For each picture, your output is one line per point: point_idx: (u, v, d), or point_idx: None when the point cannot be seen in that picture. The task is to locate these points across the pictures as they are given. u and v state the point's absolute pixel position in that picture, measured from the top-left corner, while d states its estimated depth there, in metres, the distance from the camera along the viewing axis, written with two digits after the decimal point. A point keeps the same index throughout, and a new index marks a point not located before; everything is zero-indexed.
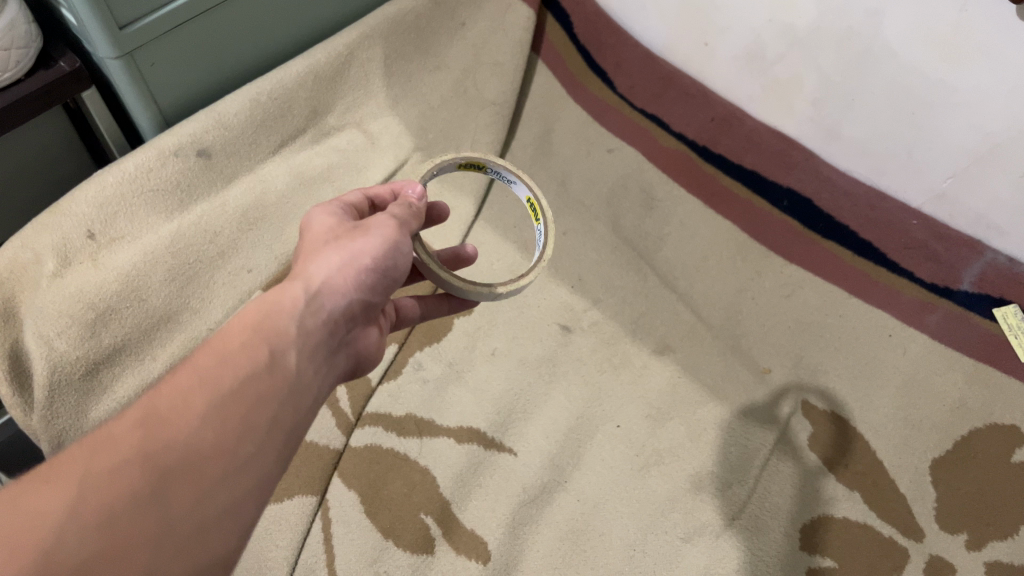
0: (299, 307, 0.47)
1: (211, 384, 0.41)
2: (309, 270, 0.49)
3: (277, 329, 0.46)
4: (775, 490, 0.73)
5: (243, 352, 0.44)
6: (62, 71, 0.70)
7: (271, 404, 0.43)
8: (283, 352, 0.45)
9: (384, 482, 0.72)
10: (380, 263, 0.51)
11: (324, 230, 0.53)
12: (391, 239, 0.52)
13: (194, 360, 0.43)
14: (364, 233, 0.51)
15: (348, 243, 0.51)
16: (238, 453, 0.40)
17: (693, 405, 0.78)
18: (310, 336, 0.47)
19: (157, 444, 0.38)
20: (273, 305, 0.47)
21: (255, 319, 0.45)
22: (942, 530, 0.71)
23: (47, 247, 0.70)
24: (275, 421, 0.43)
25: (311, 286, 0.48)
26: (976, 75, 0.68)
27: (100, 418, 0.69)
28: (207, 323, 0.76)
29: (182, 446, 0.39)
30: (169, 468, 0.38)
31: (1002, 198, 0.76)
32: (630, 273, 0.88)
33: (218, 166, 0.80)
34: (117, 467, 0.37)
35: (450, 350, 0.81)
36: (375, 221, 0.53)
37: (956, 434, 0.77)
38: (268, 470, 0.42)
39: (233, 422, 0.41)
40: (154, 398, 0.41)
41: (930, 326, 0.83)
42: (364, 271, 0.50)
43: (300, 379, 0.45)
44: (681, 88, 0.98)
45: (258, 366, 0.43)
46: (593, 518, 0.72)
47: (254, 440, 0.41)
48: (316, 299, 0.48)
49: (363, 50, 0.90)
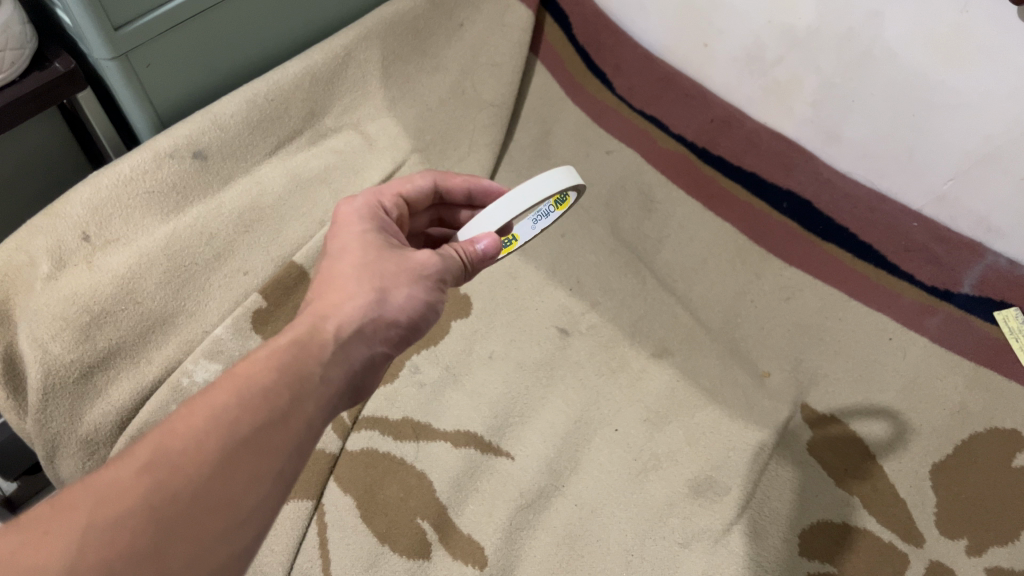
0: (327, 353, 0.48)
1: (225, 429, 0.41)
2: (345, 312, 0.50)
3: (303, 376, 0.46)
4: (774, 495, 0.72)
5: (263, 396, 0.43)
6: (56, 72, 0.70)
7: (281, 454, 0.42)
8: (303, 401, 0.45)
9: (381, 486, 0.71)
10: (410, 321, 0.54)
11: (362, 261, 0.54)
12: (426, 299, 0.55)
13: (212, 396, 0.42)
14: (406, 286, 0.54)
15: (389, 294, 0.53)
16: (241, 507, 0.40)
17: (692, 408, 0.78)
18: (331, 386, 0.47)
19: (164, 494, 0.38)
20: (304, 345, 0.47)
21: (284, 363, 0.45)
22: (942, 535, 0.70)
23: (42, 249, 0.70)
24: (282, 472, 0.42)
25: (343, 331, 0.49)
26: (977, 77, 0.68)
27: (94, 423, 0.67)
28: (201, 326, 0.74)
29: (189, 496, 0.38)
30: (173, 520, 0.37)
31: (1003, 199, 0.75)
32: (628, 275, 0.88)
33: (215, 168, 0.80)
34: (122, 517, 0.36)
35: (447, 354, 0.81)
36: (420, 273, 0.55)
37: (956, 439, 0.75)
38: (267, 522, 0.41)
39: (242, 473, 0.40)
40: (167, 437, 0.40)
41: (930, 329, 0.82)
42: (393, 326, 0.53)
43: (309, 429, 0.45)
44: (680, 89, 0.97)
45: (274, 414, 0.43)
46: (590, 523, 0.71)
47: (259, 493, 0.41)
48: (344, 348, 0.49)
49: (360, 51, 0.90)
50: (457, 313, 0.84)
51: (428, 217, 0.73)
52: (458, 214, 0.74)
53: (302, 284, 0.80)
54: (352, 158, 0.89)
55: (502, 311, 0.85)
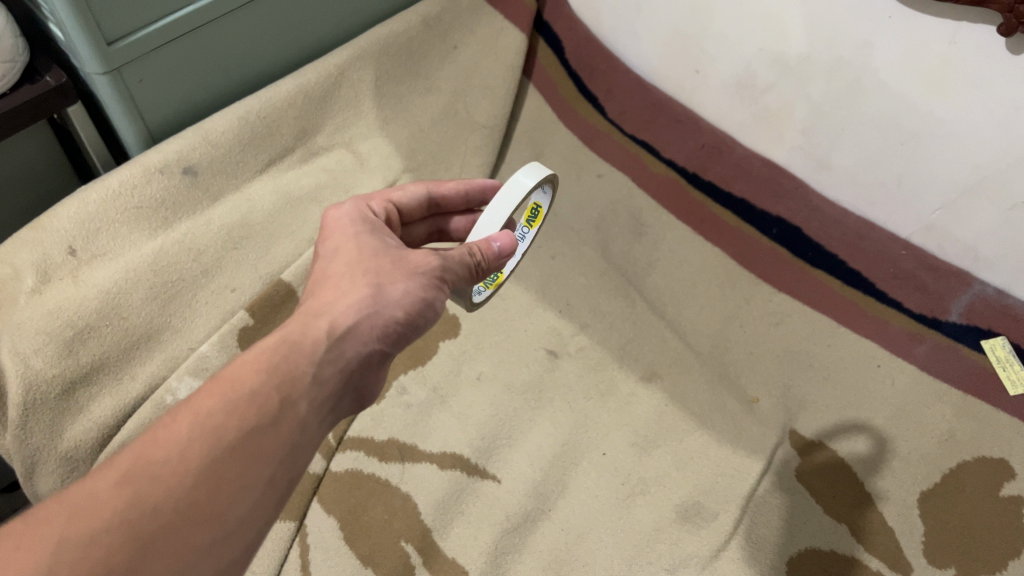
0: (319, 351, 0.48)
1: (211, 436, 0.41)
2: (336, 309, 0.50)
3: (292, 377, 0.46)
4: (762, 522, 0.72)
5: (252, 401, 0.43)
6: (48, 85, 0.69)
7: (273, 458, 0.43)
8: (294, 402, 0.45)
9: (365, 508, 0.71)
10: (409, 318, 0.52)
11: (355, 257, 0.53)
12: (426, 295, 0.53)
13: (198, 402, 0.43)
14: (405, 281, 0.53)
15: (385, 288, 0.52)
16: (229, 517, 0.40)
17: (680, 433, 0.77)
18: (324, 385, 0.47)
19: (140, 509, 0.38)
20: (294, 343, 0.47)
21: (272, 362, 0.46)
22: (930, 563, 0.69)
23: (27, 262, 0.69)
24: (271, 481, 0.42)
25: (337, 327, 0.49)
26: (964, 107, 0.69)
27: (75, 440, 0.66)
28: (187, 343, 0.73)
29: (170, 509, 0.38)
30: (148, 536, 0.37)
31: (989, 229, 0.75)
32: (618, 298, 0.88)
33: (205, 185, 0.80)
34: (95, 534, 0.36)
35: (435, 375, 0.80)
36: (419, 269, 0.54)
37: (945, 467, 0.75)
38: (260, 530, 0.41)
39: (228, 483, 0.40)
40: (149, 446, 0.40)
41: (919, 357, 0.82)
42: (393, 323, 0.51)
43: (302, 435, 0.45)
44: (670, 115, 0.98)
45: (264, 417, 0.43)
46: (577, 548, 0.70)
47: (246, 502, 0.40)
48: (338, 345, 0.49)
49: (354, 71, 0.91)
50: (445, 334, 0.84)
51: (425, 228, 0.73)
52: (454, 222, 0.74)
53: (290, 300, 0.79)
54: (343, 176, 0.90)
55: (491, 332, 0.85)
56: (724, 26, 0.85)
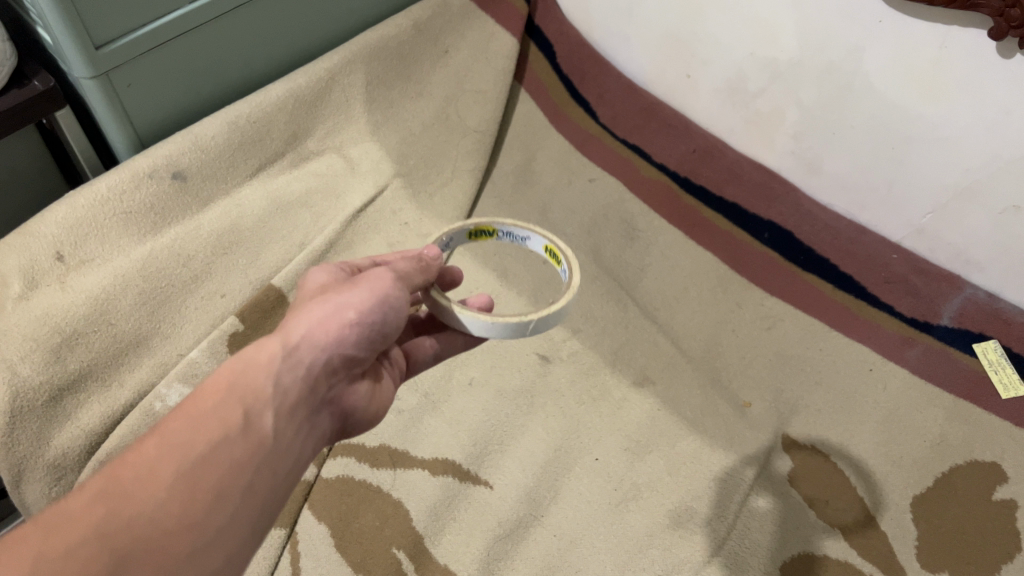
0: (275, 362, 0.47)
1: (178, 451, 0.41)
2: (287, 327, 0.49)
3: (254, 390, 0.45)
4: (755, 527, 0.71)
5: (214, 414, 0.43)
6: (35, 89, 0.69)
7: (248, 467, 0.43)
8: (259, 414, 0.45)
9: (355, 515, 0.70)
10: (364, 317, 0.51)
11: (312, 291, 0.54)
12: (379, 294, 0.53)
13: (163, 425, 0.43)
14: (353, 287, 0.52)
15: (335, 297, 0.51)
16: (206, 528, 0.39)
17: (673, 438, 0.77)
18: (287, 393, 0.47)
19: (115, 523, 0.37)
20: (248, 361, 0.47)
21: (229, 379, 0.45)
22: (923, 568, 0.68)
23: (14, 268, 0.68)
24: (250, 488, 0.42)
25: (289, 340, 0.48)
26: (954, 111, 0.69)
27: (63, 448, 0.65)
28: (177, 349, 0.73)
29: (145, 522, 0.38)
30: (127, 549, 0.37)
31: (980, 233, 0.76)
32: (610, 304, 0.88)
33: (194, 190, 0.79)
34: (72, 549, 0.36)
35: (427, 381, 0.80)
36: (366, 278, 0.54)
37: (937, 471, 0.74)
38: (241, 539, 0.41)
39: (203, 494, 0.40)
40: (119, 469, 0.40)
41: (910, 361, 0.82)
42: (349, 325, 0.51)
43: (275, 446, 0.45)
44: (662, 119, 0.97)
45: (231, 429, 0.43)
46: (570, 554, 0.70)
47: (225, 511, 0.41)
48: (294, 354, 0.48)
49: (345, 75, 0.90)
50: None
51: None
52: None
53: (280, 306, 0.79)
54: (334, 182, 0.90)
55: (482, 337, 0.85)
56: (716, 32, 0.86)
